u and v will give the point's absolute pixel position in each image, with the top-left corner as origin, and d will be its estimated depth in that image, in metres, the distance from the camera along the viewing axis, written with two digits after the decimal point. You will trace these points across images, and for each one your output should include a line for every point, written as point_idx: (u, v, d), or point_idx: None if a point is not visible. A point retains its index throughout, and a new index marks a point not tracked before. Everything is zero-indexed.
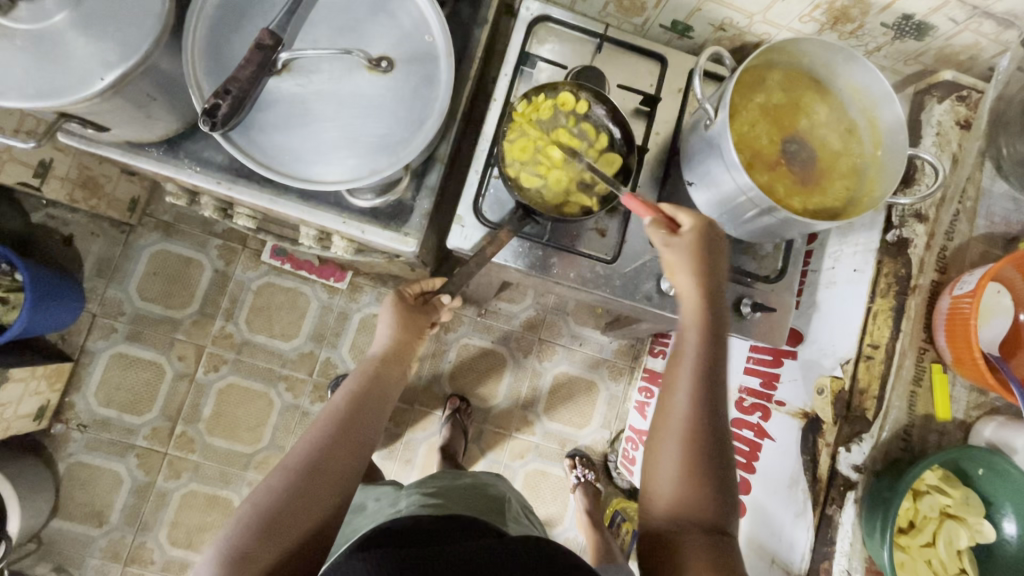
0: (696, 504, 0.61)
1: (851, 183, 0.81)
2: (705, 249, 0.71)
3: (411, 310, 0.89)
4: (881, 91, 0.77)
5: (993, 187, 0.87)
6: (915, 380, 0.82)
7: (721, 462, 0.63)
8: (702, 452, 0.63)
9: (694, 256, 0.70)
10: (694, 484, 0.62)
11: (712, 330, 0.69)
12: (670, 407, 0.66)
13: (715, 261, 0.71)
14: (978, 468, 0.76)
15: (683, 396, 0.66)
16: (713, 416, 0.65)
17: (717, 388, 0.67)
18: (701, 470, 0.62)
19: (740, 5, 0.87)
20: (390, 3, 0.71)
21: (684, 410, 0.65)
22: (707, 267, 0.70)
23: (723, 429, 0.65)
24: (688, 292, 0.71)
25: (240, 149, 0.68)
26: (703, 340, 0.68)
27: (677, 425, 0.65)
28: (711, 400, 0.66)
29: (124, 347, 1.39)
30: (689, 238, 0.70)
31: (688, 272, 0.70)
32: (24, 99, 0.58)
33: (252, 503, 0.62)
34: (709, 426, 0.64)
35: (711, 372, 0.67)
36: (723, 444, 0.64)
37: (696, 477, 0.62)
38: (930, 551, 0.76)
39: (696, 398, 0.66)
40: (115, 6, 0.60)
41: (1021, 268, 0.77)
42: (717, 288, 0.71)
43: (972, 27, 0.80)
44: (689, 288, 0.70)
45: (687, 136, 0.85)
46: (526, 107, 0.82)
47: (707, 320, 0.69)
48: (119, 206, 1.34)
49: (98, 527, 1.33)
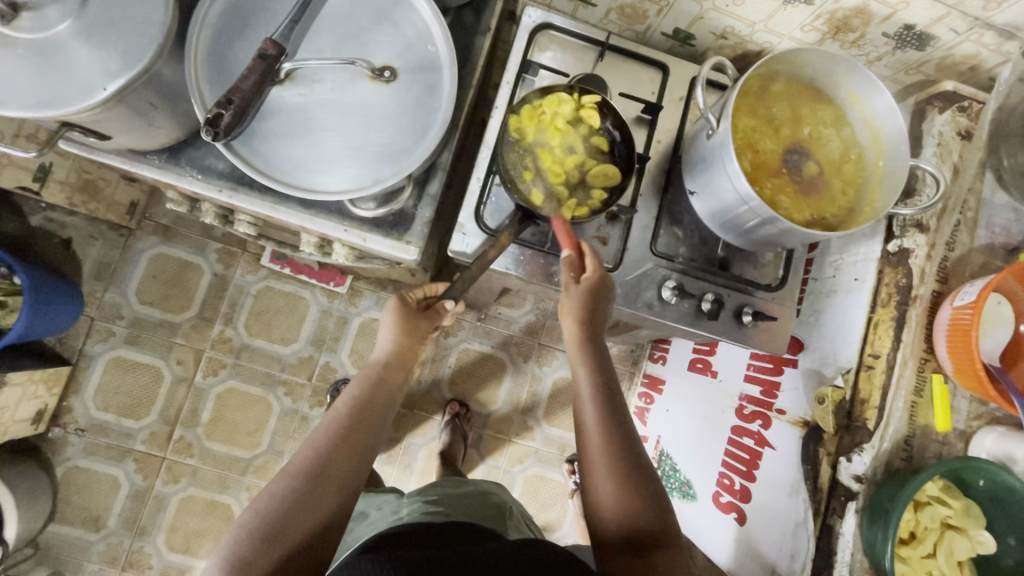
0: (636, 522, 0.60)
1: (852, 193, 0.81)
2: (595, 291, 0.75)
3: (415, 316, 0.89)
4: (883, 102, 0.77)
5: (995, 197, 0.87)
6: (916, 389, 0.82)
7: (650, 479, 0.63)
8: (627, 473, 0.63)
9: (582, 298, 0.75)
10: (630, 501, 0.61)
11: (599, 364, 0.72)
12: (583, 443, 0.67)
13: (599, 299, 0.75)
14: (978, 479, 0.76)
15: (591, 429, 0.67)
16: (623, 430, 0.67)
17: (621, 417, 0.68)
18: (635, 491, 0.62)
19: (742, 13, 0.88)
20: (394, 12, 0.71)
21: (596, 440, 0.66)
22: (591, 308, 0.75)
23: (642, 451, 0.66)
24: (573, 336, 0.75)
25: (243, 158, 0.68)
26: (595, 376, 0.71)
27: (596, 454, 0.65)
28: (622, 427, 0.67)
29: (123, 351, 1.39)
30: (584, 283, 0.75)
31: (575, 316, 0.74)
32: (24, 109, 0.57)
33: (255, 509, 0.62)
34: (624, 450, 0.65)
35: (610, 399, 0.69)
36: (644, 463, 0.65)
37: (629, 496, 0.61)
38: (932, 563, 0.76)
39: (606, 424, 0.67)
40: (118, 16, 0.60)
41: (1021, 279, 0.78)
42: (597, 319, 0.75)
43: (973, 37, 0.81)
44: (573, 330, 0.74)
45: (689, 144, 0.85)
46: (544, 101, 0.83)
47: (591, 358, 0.73)
48: (118, 210, 1.33)
49: (96, 532, 1.33)
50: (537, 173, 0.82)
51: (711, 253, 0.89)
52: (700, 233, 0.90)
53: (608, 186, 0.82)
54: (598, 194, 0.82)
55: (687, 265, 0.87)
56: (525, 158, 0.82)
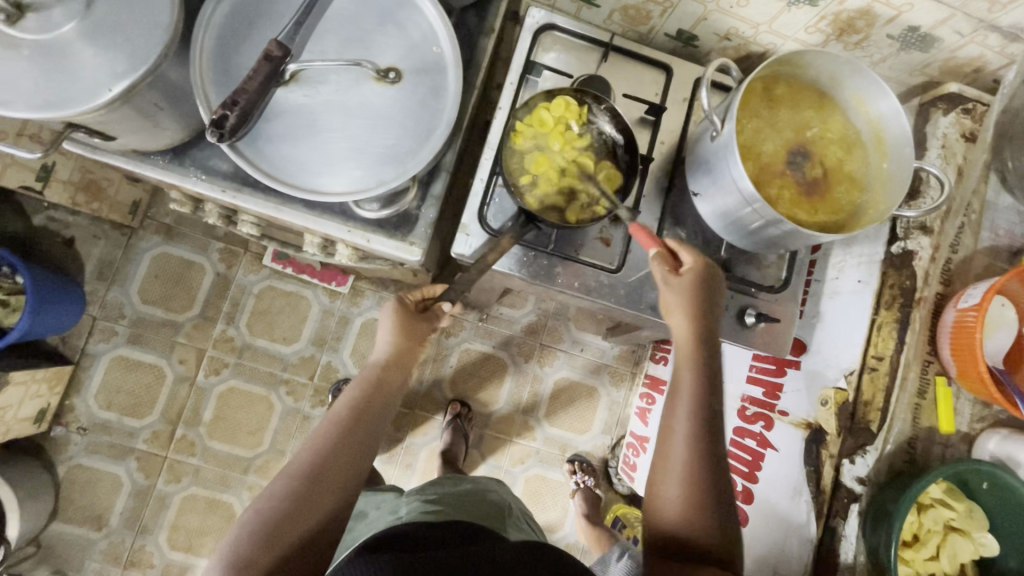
0: (698, 536, 0.61)
1: (857, 194, 0.81)
2: (706, 291, 0.73)
3: (414, 317, 0.89)
4: (888, 104, 0.77)
5: (998, 200, 0.87)
6: (919, 393, 0.83)
7: (726, 497, 0.64)
8: (704, 483, 0.63)
9: (690, 295, 0.72)
10: (698, 516, 0.62)
11: (705, 368, 0.70)
12: (669, 442, 0.67)
13: (709, 300, 0.73)
14: (982, 482, 0.76)
15: (680, 431, 0.67)
16: (710, 441, 0.66)
17: (713, 427, 0.67)
18: (707, 505, 0.63)
19: (746, 15, 0.88)
20: (398, 14, 0.71)
21: (682, 443, 0.66)
22: (701, 308, 0.72)
23: (725, 468, 0.66)
24: (679, 331, 0.72)
25: (248, 159, 0.68)
26: (699, 378, 0.69)
27: (678, 458, 0.65)
28: (709, 436, 0.66)
29: (125, 350, 1.39)
30: (688, 279, 0.72)
31: (683, 312, 0.72)
32: (31, 110, 0.57)
33: (256, 509, 0.62)
34: (709, 461, 0.65)
35: (708, 406, 0.68)
36: (726, 480, 0.65)
37: (699, 508, 0.62)
38: (935, 565, 0.76)
39: (694, 433, 0.66)
40: (124, 17, 0.60)
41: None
42: (711, 324, 0.73)
43: (978, 39, 0.81)
44: (681, 326, 0.72)
45: (692, 145, 0.85)
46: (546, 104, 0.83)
47: (701, 359, 0.70)
48: (121, 209, 1.33)
49: (98, 530, 1.33)
50: (535, 175, 0.82)
51: (713, 255, 0.89)
52: (703, 235, 0.90)
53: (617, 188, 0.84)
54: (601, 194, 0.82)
55: None
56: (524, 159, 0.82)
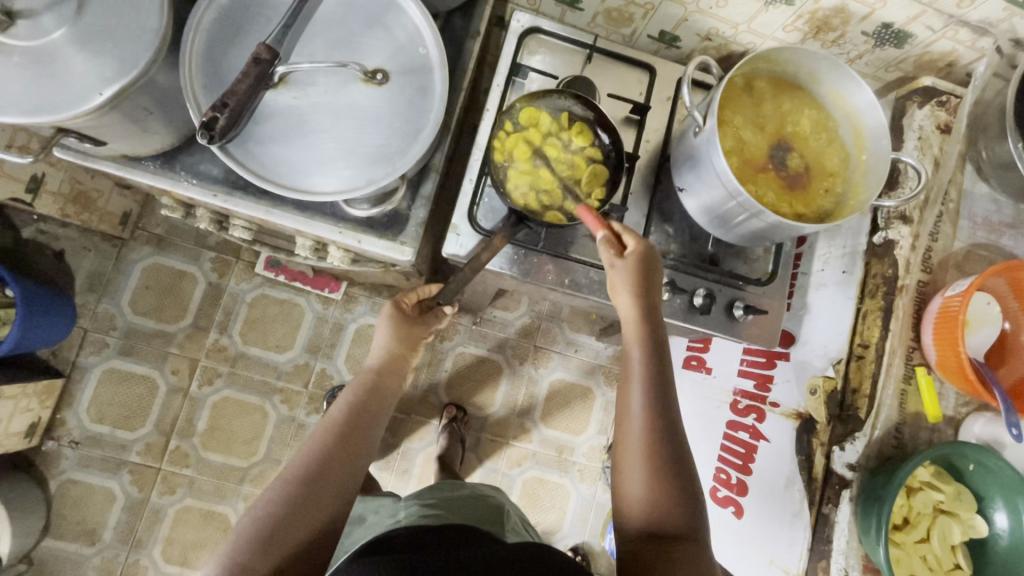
0: (665, 515, 0.61)
1: (837, 185, 0.83)
2: (646, 268, 0.73)
3: (408, 322, 0.90)
4: (864, 97, 0.79)
5: (975, 189, 0.89)
6: (905, 378, 0.84)
7: (688, 479, 0.63)
8: (665, 464, 0.63)
9: (633, 272, 0.72)
10: (658, 496, 0.62)
11: (655, 351, 0.70)
12: (627, 426, 0.66)
13: (651, 276, 0.73)
14: (968, 464, 0.78)
15: (639, 415, 0.66)
16: (666, 422, 0.66)
17: (669, 408, 0.67)
18: (667, 482, 0.62)
19: (725, 15, 0.90)
20: (385, 17, 0.73)
21: (641, 424, 0.65)
22: (644, 286, 0.72)
23: (684, 449, 0.65)
24: (630, 314, 0.72)
25: (239, 161, 0.69)
26: (648, 360, 0.69)
27: (636, 441, 0.65)
28: (666, 418, 0.66)
29: (117, 362, 1.38)
30: (631, 257, 0.72)
31: (630, 293, 0.72)
32: (21, 115, 0.58)
33: (252, 516, 0.62)
34: (667, 442, 0.64)
35: (659, 390, 0.68)
36: (685, 461, 0.64)
37: (660, 487, 0.62)
38: (925, 547, 0.77)
39: (649, 415, 0.66)
40: (114, 23, 0.61)
41: (1010, 281, 0.80)
42: (653, 305, 0.73)
43: (949, 34, 0.83)
44: (629, 309, 0.72)
45: (676, 142, 0.86)
46: (533, 113, 0.84)
47: (649, 342, 0.70)
48: (111, 220, 1.34)
49: (91, 545, 1.31)
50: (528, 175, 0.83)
51: (701, 249, 0.91)
52: (690, 230, 0.91)
53: (605, 183, 0.84)
54: (592, 189, 0.84)
55: (678, 261, 0.89)
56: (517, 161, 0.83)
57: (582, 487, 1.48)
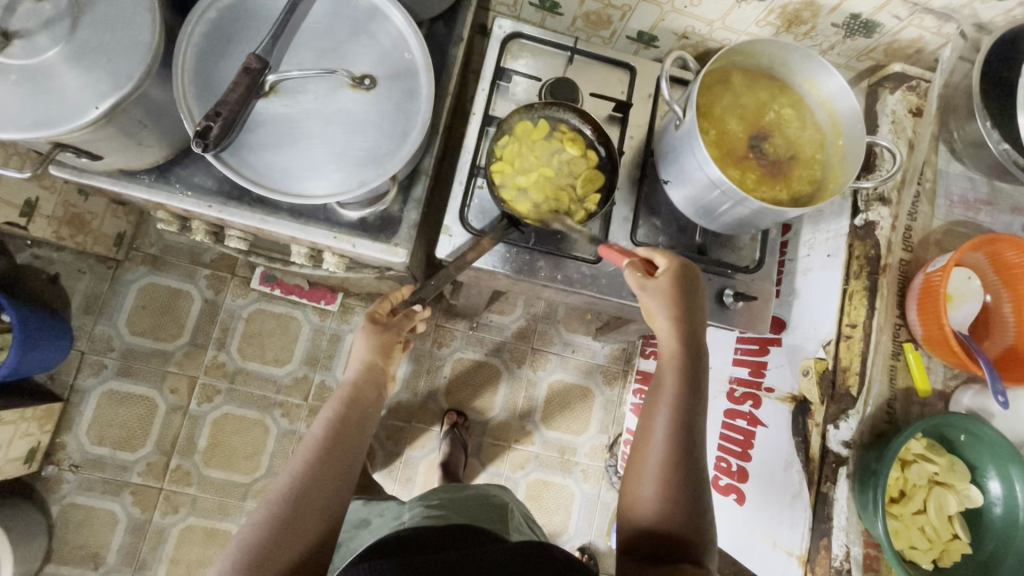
0: (673, 531, 0.62)
1: (817, 171, 0.85)
2: (685, 288, 0.73)
3: (381, 330, 0.89)
4: (835, 83, 0.82)
5: (949, 168, 0.92)
6: (893, 354, 0.86)
7: (698, 491, 0.65)
8: (679, 481, 0.65)
9: (669, 295, 0.73)
10: (670, 510, 0.64)
11: (689, 377, 0.71)
12: (648, 446, 0.68)
13: (691, 299, 0.74)
14: (960, 435, 0.80)
15: (660, 435, 0.68)
16: (688, 438, 0.68)
17: (694, 432, 0.69)
18: (680, 498, 0.64)
19: (699, 13, 0.93)
20: (369, 25, 0.75)
21: (660, 443, 0.67)
22: (681, 306, 0.73)
23: (701, 468, 0.67)
24: (666, 337, 0.73)
25: (233, 168, 0.70)
26: (679, 384, 0.70)
27: (655, 461, 0.66)
28: (688, 443, 0.68)
29: (115, 384, 1.38)
30: (666, 277, 0.73)
31: (666, 315, 0.73)
32: (19, 131, 0.60)
33: (241, 540, 0.62)
34: (686, 466, 0.66)
35: (689, 412, 0.69)
36: (700, 476, 0.66)
37: (673, 504, 0.64)
38: (923, 519, 0.78)
39: (673, 432, 0.68)
40: (107, 39, 0.63)
41: (986, 255, 0.83)
42: (694, 329, 0.74)
43: (915, 22, 0.86)
44: (665, 329, 0.73)
45: (659, 136, 0.88)
46: (526, 126, 0.87)
47: (680, 367, 0.71)
48: (106, 242, 1.35)
49: (95, 570, 1.30)
50: (523, 184, 0.84)
51: (689, 240, 0.92)
52: (678, 222, 0.93)
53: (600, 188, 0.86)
54: (589, 194, 0.85)
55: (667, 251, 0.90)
56: (511, 171, 0.85)
57: (586, 487, 1.48)
